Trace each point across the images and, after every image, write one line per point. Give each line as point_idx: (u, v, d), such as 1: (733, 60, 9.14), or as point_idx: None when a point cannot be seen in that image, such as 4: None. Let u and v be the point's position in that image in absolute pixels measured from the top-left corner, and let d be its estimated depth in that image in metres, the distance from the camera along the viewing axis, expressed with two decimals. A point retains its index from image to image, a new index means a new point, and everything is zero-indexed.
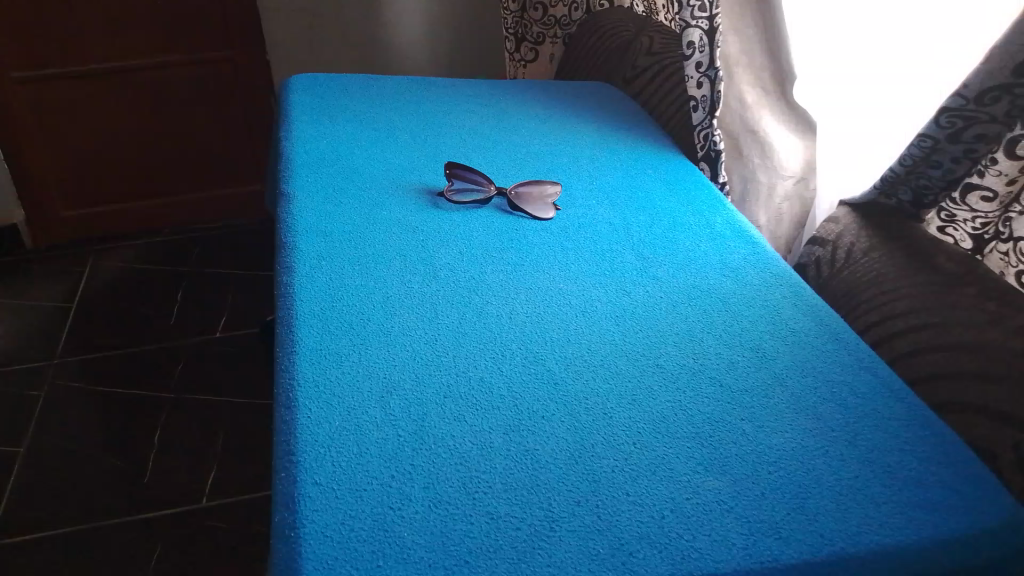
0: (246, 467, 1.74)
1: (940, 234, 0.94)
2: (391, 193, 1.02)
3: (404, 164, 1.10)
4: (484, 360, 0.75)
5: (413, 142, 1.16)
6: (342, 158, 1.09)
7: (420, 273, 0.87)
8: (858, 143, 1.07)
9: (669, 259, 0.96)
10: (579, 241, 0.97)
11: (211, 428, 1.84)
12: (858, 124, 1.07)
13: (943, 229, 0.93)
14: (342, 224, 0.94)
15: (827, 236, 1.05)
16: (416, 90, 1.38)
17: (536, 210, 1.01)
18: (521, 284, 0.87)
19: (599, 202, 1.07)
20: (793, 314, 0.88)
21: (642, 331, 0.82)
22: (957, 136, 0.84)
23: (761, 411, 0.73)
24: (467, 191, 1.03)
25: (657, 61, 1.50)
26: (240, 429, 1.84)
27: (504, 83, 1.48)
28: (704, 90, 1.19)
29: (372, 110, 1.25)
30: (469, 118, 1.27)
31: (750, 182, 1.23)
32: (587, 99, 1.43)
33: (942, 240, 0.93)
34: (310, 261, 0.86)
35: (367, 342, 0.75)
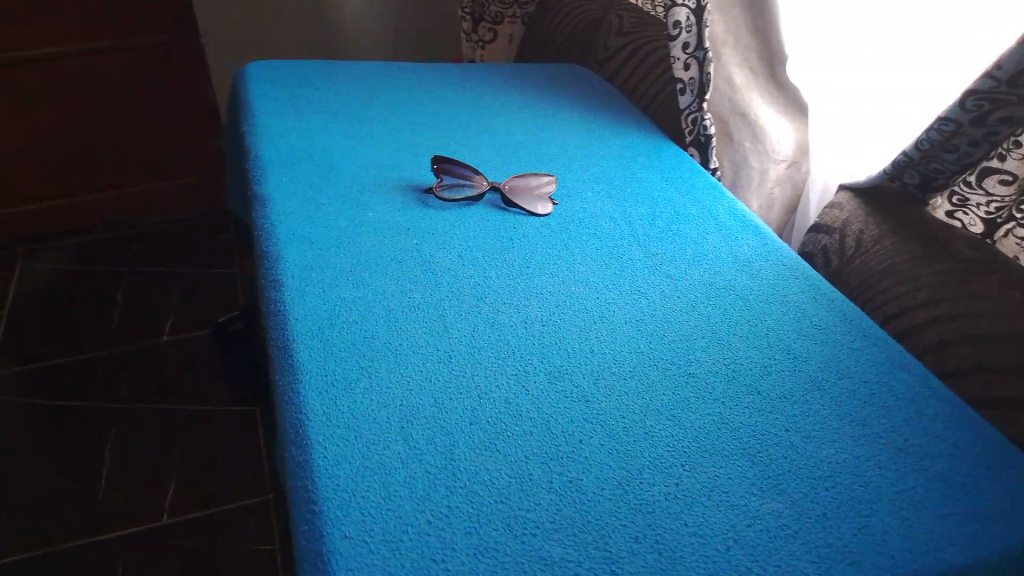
0: (210, 479, 1.64)
1: (947, 219, 0.93)
2: (376, 192, 0.95)
3: (384, 159, 1.02)
4: (506, 378, 0.68)
5: (391, 135, 1.08)
6: (318, 156, 1.00)
7: (421, 280, 0.80)
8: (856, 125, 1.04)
9: (678, 255, 0.91)
10: (582, 239, 0.91)
11: (168, 440, 1.72)
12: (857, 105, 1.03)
13: (952, 213, 0.92)
14: (329, 230, 0.86)
15: (832, 223, 1.01)
16: (380, 78, 1.28)
17: (533, 205, 0.95)
18: (530, 289, 0.81)
19: (596, 195, 1.01)
20: (817, 310, 0.84)
21: (666, 335, 0.77)
22: (981, 119, 0.79)
23: (805, 420, 0.69)
24: (455, 187, 0.96)
25: (631, 41, 1.44)
26: (199, 439, 1.73)
27: (471, 67, 1.39)
28: (692, 72, 1.13)
29: (341, 102, 1.16)
30: (446, 107, 1.20)
31: (742, 167, 1.18)
32: (562, 83, 1.36)
33: (952, 224, 0.92)
34: (299, 272, 0.78)
35: (376, 363, 0.68)
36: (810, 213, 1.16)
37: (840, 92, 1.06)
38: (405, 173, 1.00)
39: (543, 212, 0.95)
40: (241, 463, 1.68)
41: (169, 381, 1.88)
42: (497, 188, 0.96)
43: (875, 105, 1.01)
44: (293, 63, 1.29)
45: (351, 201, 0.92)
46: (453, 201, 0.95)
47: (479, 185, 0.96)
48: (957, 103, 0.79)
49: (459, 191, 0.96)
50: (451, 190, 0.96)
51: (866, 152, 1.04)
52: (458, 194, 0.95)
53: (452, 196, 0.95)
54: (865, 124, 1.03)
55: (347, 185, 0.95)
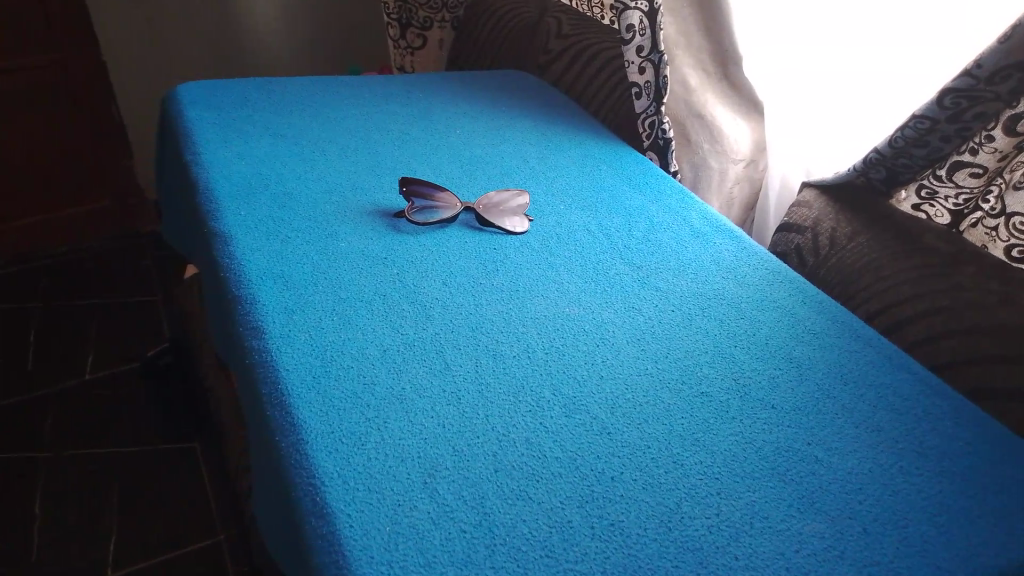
0: (155, 528, 1.53)
1: (914, 212, 0.94)
2: (342, 221, 0.89)
3: (344, 183, 0.96)
4: (522, 415, 0.65)
5: (346, 157, 1.03)
6: (274, 185, 0.94)
7: (410, 315, 0.75)
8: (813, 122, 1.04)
9: (663, 265, 0.89)
10: (565, 256, 0.88)
11: (104, 487, 1.60)
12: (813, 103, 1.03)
13: (919, 206, 0.94)
14: (300, 267, 0.80)
15: (802, 222, 1.01)
16: (320, 94, 1.21)
17: (509, 222, 0.92)
18: (525, 315, 0.77)
19: (567, 207, 0.98)
20: (805, 313, 0.83)
21: (671, 353, 0.75)
22: (957, 117, 0.81)
23: (823, 432, 0.68)
24: (425, 208, 0.92)
25: (570, 43, 1.41)
26: (139, 483, 1.62)
27: (412, 77, 1.34)
28: (647, 76, 1.12)
29: (285, 124, 1.09)
30: (396, 122, 1.15)
31: (702, 168, 1.17)
32: (509, 89, 1.32)
33: (919, 217, 0.93)
34: (280, 318, 0.72)
35: (382, 413, 0.63)
36: (771, 210, 1.17)
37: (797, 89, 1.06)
38: (368, 197, 0.95)
39: (518, 227, 0.91)
40: (189, 506, 1.58)
41: (98, 424, 1.75)
42: (471, 207, 0.93)
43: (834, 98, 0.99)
44: (227, 82, 1.21)
45: (318, 233, 0.86)
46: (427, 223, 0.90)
47: (452, 203, 0.92)
48: (936, 102, 0.81)
49: (429, 211, 0.91)
50: (422, 212, 0.91)
51: (827, 148, 1.03)
52: (429, 217, 0.91)
53: (423, 217, 0.91)
54: (824, 119, 1.02)
55: (310, 214, 0.89)
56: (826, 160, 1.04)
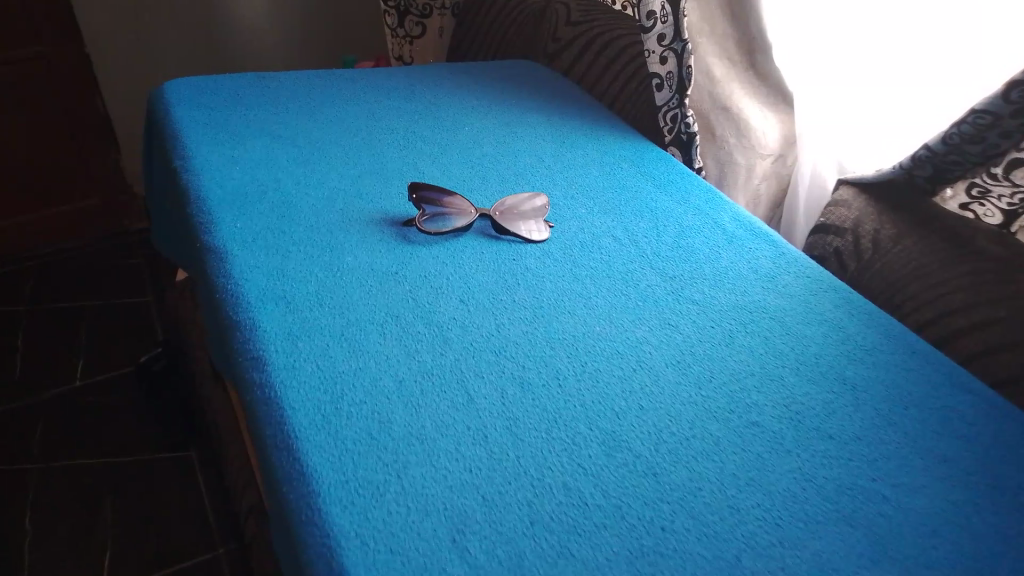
0: (151, 541, 1.46)
1: (961, 211, 0.86)
2: (348, 232, 0.82)
3: (348, 189, 0.89)
4: (558, 455, 0.58)
5: (349, 159, 0.95)
6: (273, 192, 0.86)
7: (427, 339, 0.68)
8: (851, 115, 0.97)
9: (697, 275, 0.82)
10: (591, 267, 0.81)
11: (97, 499, 1.54)
12: (852, 95, 0.96)
13: (967, 205, 0.86)
14: (304, 286, 0.72)
15: (841, 223, 0.94)
16: (318, 90, 1.13)
17: (527, 229, 0.85)
18: (553, 336, 0.70)
19: (589, 211, 0.91)
20: (853, 327, 0.76)
21: (715, 377, 0.68)
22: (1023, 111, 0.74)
23: (887, 465, 0.62)
24: (437, 216, 0.85)
25: (581, 31, 1.33)
26: (135, 494, 1.55)
27: (416, 69, 1.26)
28: (669, 66, 1.05)
29: (282, 124, 1.01)
30: (400, 118, 1.07)
31: (727, 165, 1.10)
32: (518, 81, 1.25)
33: (969, 217, 0.85)
34: (284, 346, 0.65)
35: (401, 456, 0.56)
36: (801, 207, 1.09)
37: (834, 79, 0.99)
38: (375, 204, 0.87)
39: (534, 235, 0.84)
40: (186, 518, 1.51)
41: (90, 433, 1.68)
42: (487, 213, 0.86)
43: (878, 88, 0.92)
44: (218, 78, 1.14)
45: (323, 246, 0.79)
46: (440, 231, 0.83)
47: (468, 209, 0.85)
48: (1001, 95, 0.74)
49: (439, 219, 0.85)
50: (432, 221, 0.85)
51: (870, 143, 0.95)
52: (441, 225, 0.84)
53: (433, 226, 0.84)
54: (868, 111, 0.94)
55: (313, 225, 0.82)
56: (868, 156, 0.96)
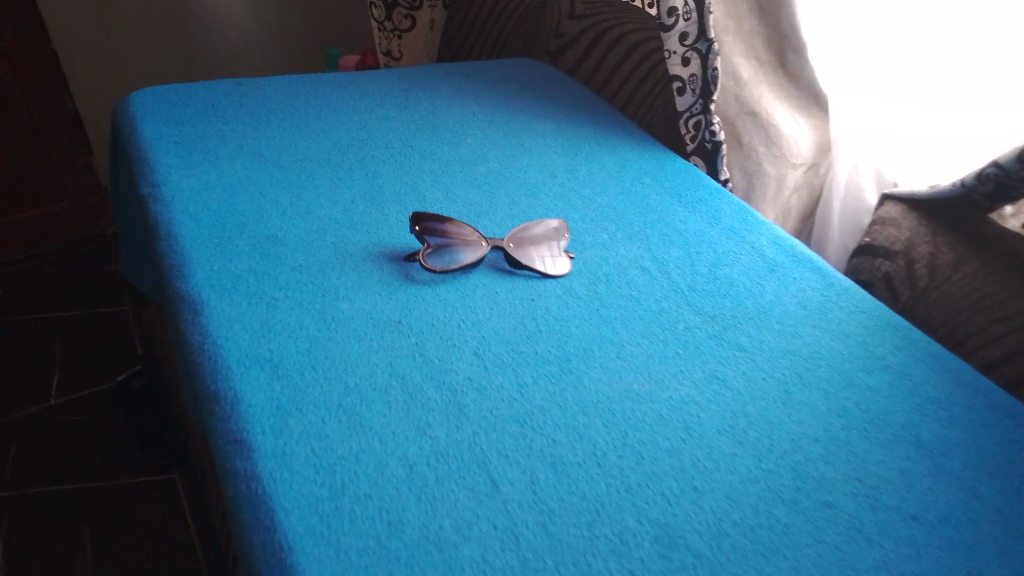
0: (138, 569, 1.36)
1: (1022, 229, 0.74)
2: (341, 273, 0.72)
3: (339, 218, 0.79)
4: (604, 560, 0.48)
5: (340, 182, 0.85)
6: (254, 225, 0.76)
7: (439, 407, 0.58)
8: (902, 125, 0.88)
9: (740, 313, 0.72)
10: (620, 307, 0.71)
11: (76, 527, 1.43)
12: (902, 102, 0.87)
13: None
14: (294, 345, 0.62)
15: (891, 244, 0.84)
16: (303, 99, 1.02)
17: (546, 262, 0.75)
18: (585, 397, 0.61)
19: (613, 237, 0.81)
20: (921, 374, 0.67)
21: (774, 446, 0.59)
22: None
23: (983, 553, 0.53)
24: (442, 250, 0.74)
25: (586, 26, 1.21)
26: (116, 520, 1.45)
27: (410, 72, 1.15)
28: (693, 68, 0.95)
29: (263, 142, 0.91)
30: (396, 130, 0.97)
31: (756, 176, 1.00)
32: (523, 84, 1.14)
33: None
34: (273, 425, 0.55)
35: (417, 570, 0.47)
36: (835, 221, 1.00)
37: (886, 82, 0.89)
38: (370, 235, 0.77)
39: (552, 268, 0.74)
40: (173, 544, 1.41)
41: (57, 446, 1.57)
42: (500, 245, 0.76)
43: (939, 94, 0.83)
44: (192, 87, 1.03)
45: (314, 292, 0.69)
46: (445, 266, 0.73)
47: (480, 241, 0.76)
48: None
49: (444, 254, 0.74)
50: (435, 255, 0.74)
51: (923, 153, 0.85)
52: (447, 261, 0.74)
53: (438, 261, 0.74)
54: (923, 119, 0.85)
55: (301, 266, 0.72)
56: (920, 168, 0.86)
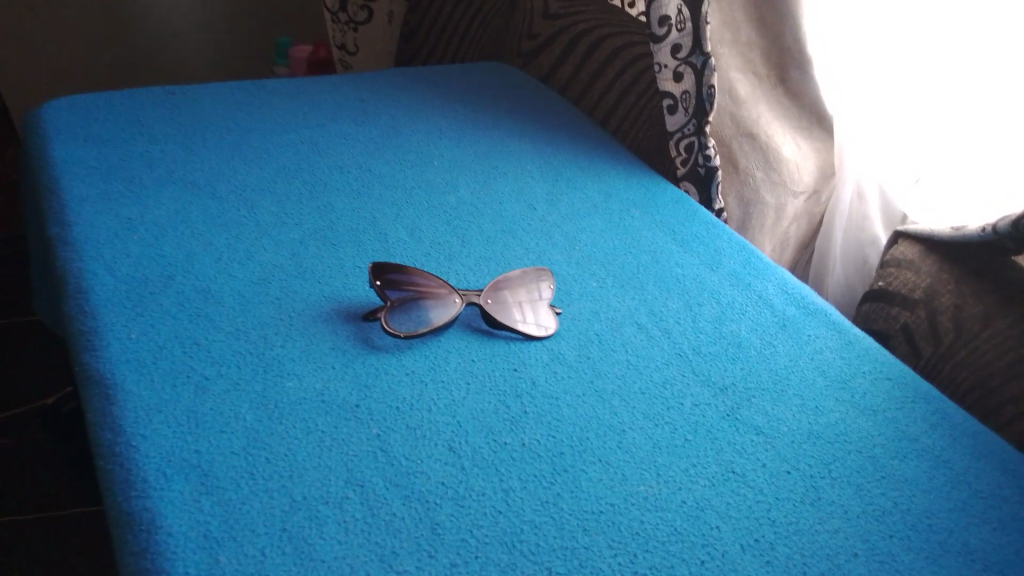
0: None
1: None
2: (287, 340, 0.60)
3: (286, 266, 0.67)
4: None
5: (288, 219, 0.73)
6: (184, 278, 0.64)
7: (409, 529, 0.48)
8: (928, 153, 0.80)
9: (753, 383, 0.63)
10: (617, 377, 0.61)
11: None
12: (926, 129, 0.79)
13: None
14: (227, 446, 0.51)
15: (910, 291, 0.76)
16: (243, 112, 0.89)
17: (531, 320, 0.64)
18: (583, 507, 0.51)
19: (603, 286, 0.71)
20: (961, 462, 0.58)
21: (809, 566, 0.49)
22: None
23: None
24: (407, 307, 0.63)
25: (562, 26, 1.10)
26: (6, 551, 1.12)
27: (365, 78, 1.03)
28: (686, 85, 0.85)
29: (196, 168, 0.78)
30: (353, 151, 0.85)
31: (753, 206, 0.90)
32: (492, 95, 1.03)
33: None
34: (200, 563, 0.44)
35: None
36: (839, 255, 0.94)
37: (906, 99, 0.80)
38: (323, 288, 0.66)
39: (539, 328, 0.64)
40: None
41: None
42: (474, 299, 0.65)
43: (969, 118, 0.74)
44: (117, 98, 0.89)
45: (254, 368, 0.57)
46: (414, 326, 0.62)
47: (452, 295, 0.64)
48: None
49: (410, 311, 0.63)
50: (399, 315, 0.63)
51: (952, 183, 0.77)
52: (414, 321, 0.62)
53: (405, 321, 0.62)
54: (950, 145, 0.77)
55: (238, 332, 0.60)
56: (948, 198, 0.78)
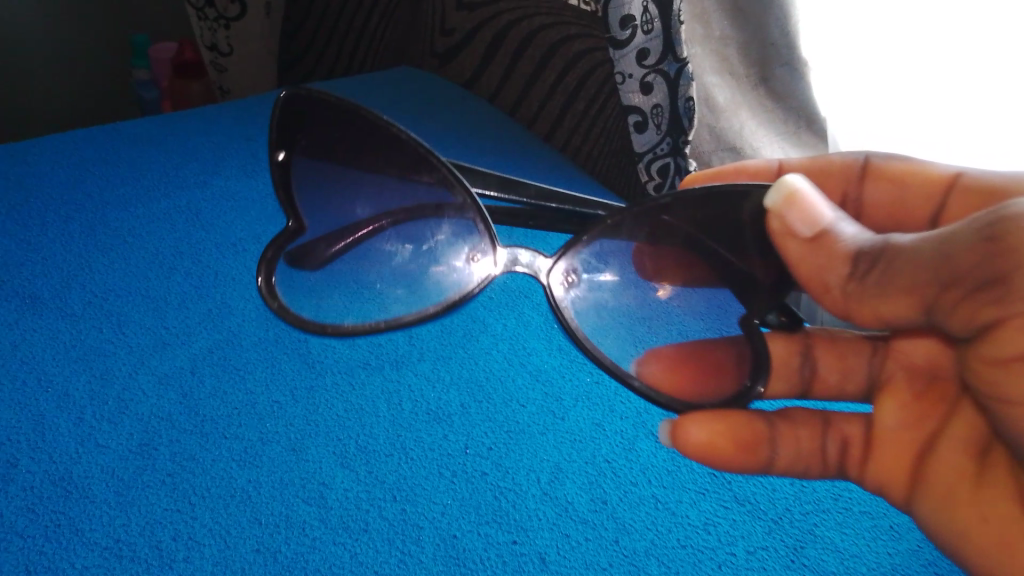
0: None
1: None
2: (189, 550, 0.42)
3: (175, 416, 0.49)
4: None
5: (173, 338, 0.54)
6: (34, 463, 0.46)
7: None
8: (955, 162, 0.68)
9: (812, 504, 0.48)
10: (649, 529, 0.46)
11: None
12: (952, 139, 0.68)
13: None
14: None
15: None
16: (95, 175, 0.69)
17: (781, 229, 0.37)
18: None
19: (599, 381, 0.55)
20: None
21: None
22: None
23: None
24: (319, 130, 0.51)
25: (484, 18, 0.92)
26: None
27: (253, 102, 0.83)
28: (655, 96, 0.69)
29: (36, 271, 0.59)
30: (250, 214, 0.66)
31: None
32: (413, 116, 0.84)
33: None
34: None
35: None
36: None
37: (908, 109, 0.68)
38: (231, 448, 0.48)
39: (821, 224, 0.36)
40: None
41: None
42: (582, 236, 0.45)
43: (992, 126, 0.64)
44: None
45: None
46: (392, 323, 0.48)
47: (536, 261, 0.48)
48: None
49: (356, 180, 0.52)
50: (309, 168, 0.52)
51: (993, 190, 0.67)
52: (435, 286, 0.50)
53: (374, 260, 0.51)
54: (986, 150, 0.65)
55: (118, 545, 0.42)
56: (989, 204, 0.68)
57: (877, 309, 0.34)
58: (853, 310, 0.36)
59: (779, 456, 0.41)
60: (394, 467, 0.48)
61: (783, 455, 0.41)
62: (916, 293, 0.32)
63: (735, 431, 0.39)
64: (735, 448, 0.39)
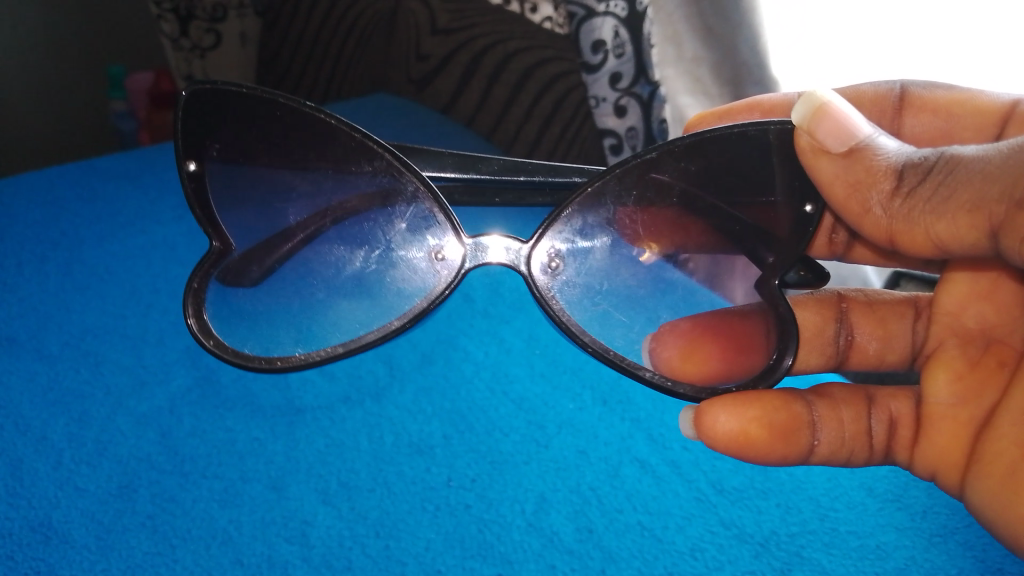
0: None
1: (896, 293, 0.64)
2: None
3: (153, 456, 0.49)
4: None
5: (152, 377, 0.54)
6: (12, 510, 0.45)
7: None
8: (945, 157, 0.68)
9: (797, 525, 0.48)
10: (635, 556, 0.45)
11: None
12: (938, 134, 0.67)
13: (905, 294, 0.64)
14: None
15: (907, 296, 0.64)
16: (70, 214, 0.68)
17: (811, 147, 0.40)
18: None
19: (582, 407, 0.55)
20: None
21: None
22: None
23: None
24: (235, 132, 0.46)
25: (457, 44, 0.93)
26: None
27: None
28: (629, 120, 0.70)
29: (12, 312, 0.58)
30: None
31: None
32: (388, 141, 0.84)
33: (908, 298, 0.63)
34: None
35: None
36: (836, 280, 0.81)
37: None
38: (212, 487, 0.47)
39: (855, 140, 0.38)
40: None
41: None
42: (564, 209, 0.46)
43: None
44: None
45: None
46: (350, 345, 0.45)
47: (511, 252, 0.47)
48: None
49: (281, 177, 0.48)
50: (225, 176, 0.47)
51: None
52: (395, 286, 0.47)
53: (321, 270, 0.48)
54: None
55: None
56: None
57: (930, 227, 0.37)
58: (900, 232, 0.38)
59: (820, 441, 0.45)
60: (377, 503, 0.47)
61: (823, 441, 0.45)
62: (974, 209, 0.34)
63: (773, 417, 0.43)
64: (768, 434, 0.42)
